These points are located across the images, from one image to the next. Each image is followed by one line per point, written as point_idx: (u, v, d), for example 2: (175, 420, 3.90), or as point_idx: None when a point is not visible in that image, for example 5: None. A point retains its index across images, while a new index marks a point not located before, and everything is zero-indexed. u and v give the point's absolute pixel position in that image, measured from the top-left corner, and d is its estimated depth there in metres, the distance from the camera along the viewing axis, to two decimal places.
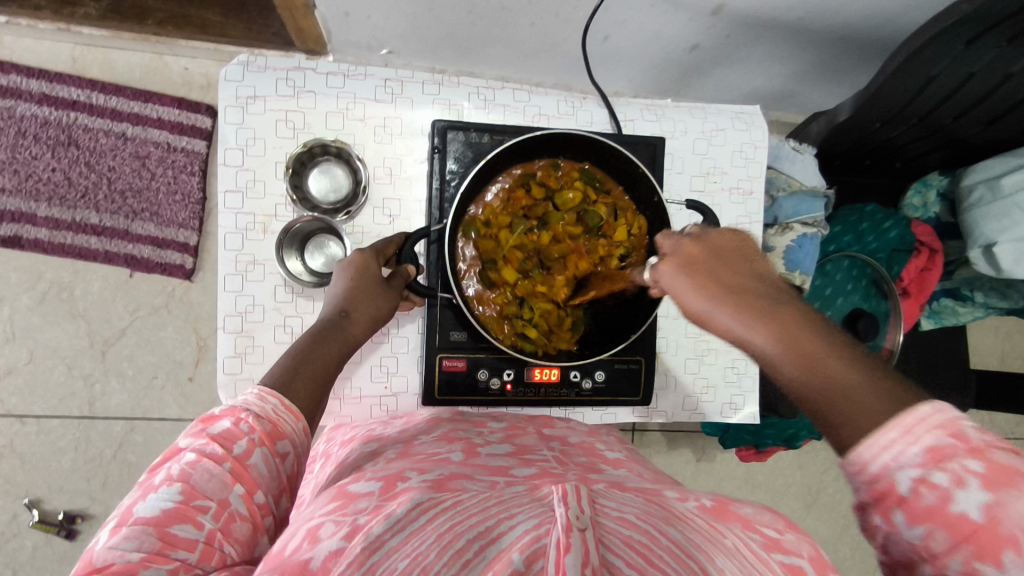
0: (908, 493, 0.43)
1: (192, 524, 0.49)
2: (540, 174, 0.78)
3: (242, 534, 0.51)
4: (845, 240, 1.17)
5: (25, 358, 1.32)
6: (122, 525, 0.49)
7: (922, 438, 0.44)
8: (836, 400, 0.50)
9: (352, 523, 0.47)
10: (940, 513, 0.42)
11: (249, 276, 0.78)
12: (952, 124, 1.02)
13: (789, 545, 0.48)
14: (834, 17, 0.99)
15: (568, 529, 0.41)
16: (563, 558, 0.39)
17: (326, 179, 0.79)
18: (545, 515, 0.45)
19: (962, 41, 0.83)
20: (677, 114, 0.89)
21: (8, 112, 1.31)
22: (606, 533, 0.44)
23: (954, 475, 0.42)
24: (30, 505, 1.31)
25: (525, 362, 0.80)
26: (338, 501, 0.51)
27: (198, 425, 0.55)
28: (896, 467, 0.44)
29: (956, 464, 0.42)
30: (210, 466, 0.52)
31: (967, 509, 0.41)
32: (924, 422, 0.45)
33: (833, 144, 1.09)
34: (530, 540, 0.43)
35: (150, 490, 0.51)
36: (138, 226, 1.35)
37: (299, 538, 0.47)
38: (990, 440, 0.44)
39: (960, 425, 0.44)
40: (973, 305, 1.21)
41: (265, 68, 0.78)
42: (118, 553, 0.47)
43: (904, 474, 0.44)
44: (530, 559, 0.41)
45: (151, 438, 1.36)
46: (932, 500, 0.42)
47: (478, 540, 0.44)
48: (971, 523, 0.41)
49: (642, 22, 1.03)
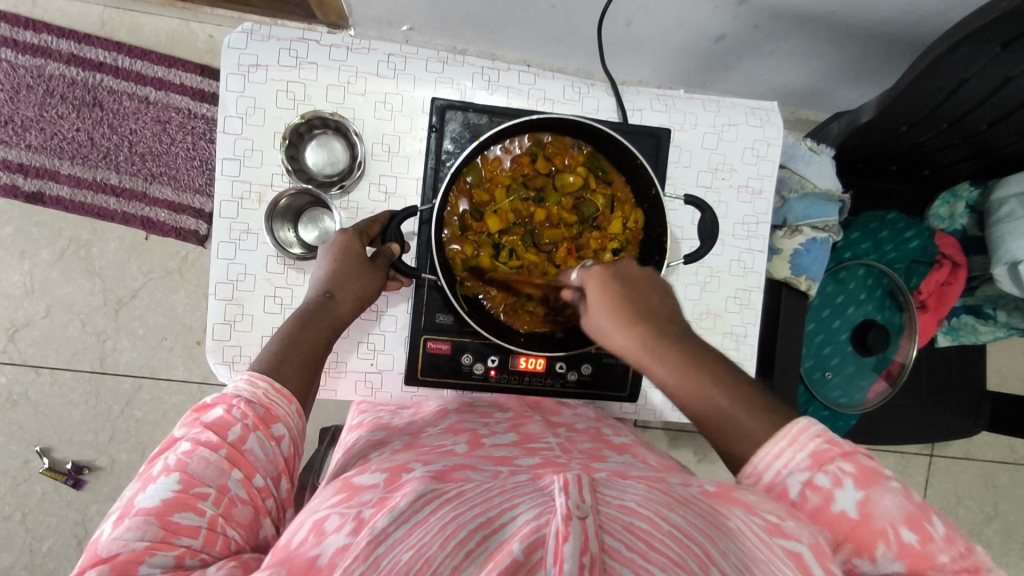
0: (798, 498, 0.52)
1: (193, 512, 0.50)
2: (548, 146, 0.75)
3: (244, 518, 0.52)
4: (864, 247, 1.13)
5: (43, 312, 1.36)
6: (125, 516, 0.49)
7: (807, 445, 0.53)
8: (718, 421, 0.58)
9: (358, 516, 0.45)
10: (825, 512, 0.51)
11: (241, 245, 0.78)
12: (986, 130, 0.96)
13: (790, 530, 0.47)
14: (867, 13, 0.94)
15: (567, 518, 0.40)
16: (562, 547, 0.38)
17: (324, 152, 0.79)
18: (546, 505, 0.44)
19: (998, 43, 0.78)
20: (688, 106, 0.86)
21: (39, 71, 1.34)
22: (606, 520, 0.42)
23: (833, 477, 0.51)
24: (42, 452, 1.36)
25: (510, 349, 0.79)
26: (344, 492, 0.50)
27: (191, 415, 0.56)
28: (787, 473, 0.53)
29: (835, 468, 0.52)
30: (206, 454, 0.52)
31: (846, 508, 0.51)
32: (806, 432, 0.54)
33: (854, 145, 1.05)
34: (531, 530, 0.41)
35: (149, 481, 0.52)
36: (156, 189, 1.37)
37: (306, 529, 0.46)
38: (857, 446, 0.54)
39: (831, 433, 0.54)
40: (995, 325, 1.16)
41: (269, 37, 0.77)
42: (121, 543, 0.48)
43: (795, 479, 0.52)
44: (530, 549, 0.40)
45: (157, 397, 1.39)
46: (817, 501, 0.51)
47: (481, 531, 0.43)
48: (849, 522, 0.50)
49: (665, 9, 1.00)
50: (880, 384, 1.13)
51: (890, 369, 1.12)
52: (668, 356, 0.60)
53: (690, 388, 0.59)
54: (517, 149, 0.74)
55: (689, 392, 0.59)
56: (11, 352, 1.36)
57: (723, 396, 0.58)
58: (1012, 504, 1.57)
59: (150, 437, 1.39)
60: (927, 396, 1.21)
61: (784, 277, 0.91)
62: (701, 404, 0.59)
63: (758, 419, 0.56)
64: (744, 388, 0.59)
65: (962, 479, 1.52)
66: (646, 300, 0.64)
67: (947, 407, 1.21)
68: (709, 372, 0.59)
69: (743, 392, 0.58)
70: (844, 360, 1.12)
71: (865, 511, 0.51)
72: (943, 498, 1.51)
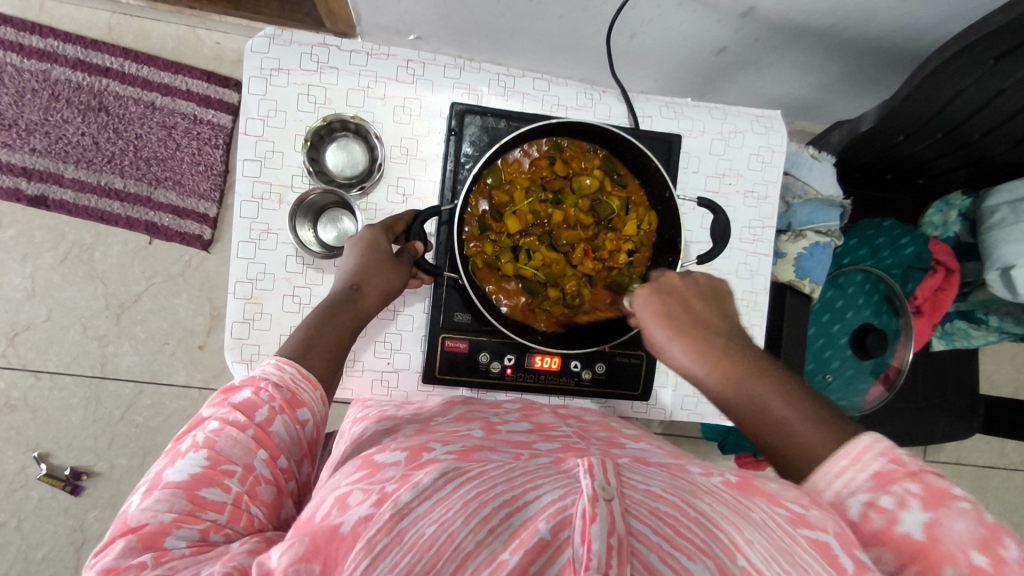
0: (859, 518, 0.49)
1: (220, 487, 0.50)
2: (565, 149, 0.77)
3: (267, 497, 0.53)
4: (861, 253, 1.17)
5: (44, 316, 1.35)
6: (153, 488, 0.50)
7: (870, 465, 0.51)
8: (783, 443, 0.57)
9: (382, 490, 0.45)
10: (888, 534, 0.48)
11: (261, 244, 0.79)
12: (979, 140, 1.00)
13: (814, 519, 0.47)
14: (865, 26, 0.98)
15: (594, 499, 0.41)
16: (589, 527, 0.39)
17: (344, 154, 0.81)
18: (570, 486, 0.44)
19: (992, 55, 0.82)
20: (696, 113, 0.88)
21: (44, 75, 1.34)
22: (632, 503, 0.43)
23: (898, 497, 0.49)
24: (39, 458, 1.35)
25: (526, 348, 0.81)
26: (364, 470, 0.49)
27: (219, 396, 0.57)
28: (847, 493, 0.50)
29: (901, 487, 0.49)
30: (234, 433, 0.53)
31: (911, 529, 0.47)
32: (868, 451, 0.52)
33: (854, 154, 1.08)
34: (556, 510, 0.42)
35: (177, 456, 0.52)
36: (161, 193, 1.38)
37: (328, 504, 0.46)
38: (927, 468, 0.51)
39: (897, 452, 0.52)
40: (987, 329, 1.19)
41: (291, 42, 0.79)
42: (150, 514, 0.48)
43: (855, 499, 0.50)
44: (556, 528, 0.41)
45: (159, 402, 1.38)
46: (880, 522, 0.48)
47: (504, 508, 0.43)
48: (914, 544, 0.47)
49: (671, 21, 1.02)
50: (877, 387, 1.15)
51: (888, 372, 1.15)
52: (726, 378, 0.61)
53: (740, 392, 0.60)
54: (535, 152, 0.76)
55: (738, 397, 0.60)
56: (10, 356, 1.35)
57: (777, 401, 0.59)
58: (1003, 507, 1.60)
59: (150, 442, 1.38)
60: (924, 399, 1.24)
61: (789, 280, 0.93)
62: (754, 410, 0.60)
63: (812, 426, 0.56)
64: (801, 395, 0.59)
65: (956, 484, 1.55)
66: (703, 323, 0.66)
67: (943, 410, 1.24)
68: (774, 394, 0.59)
69: (798, 399, 0.59)
70: (844, 363, 1.14)
71: (932, 533, 0.47)
72: None
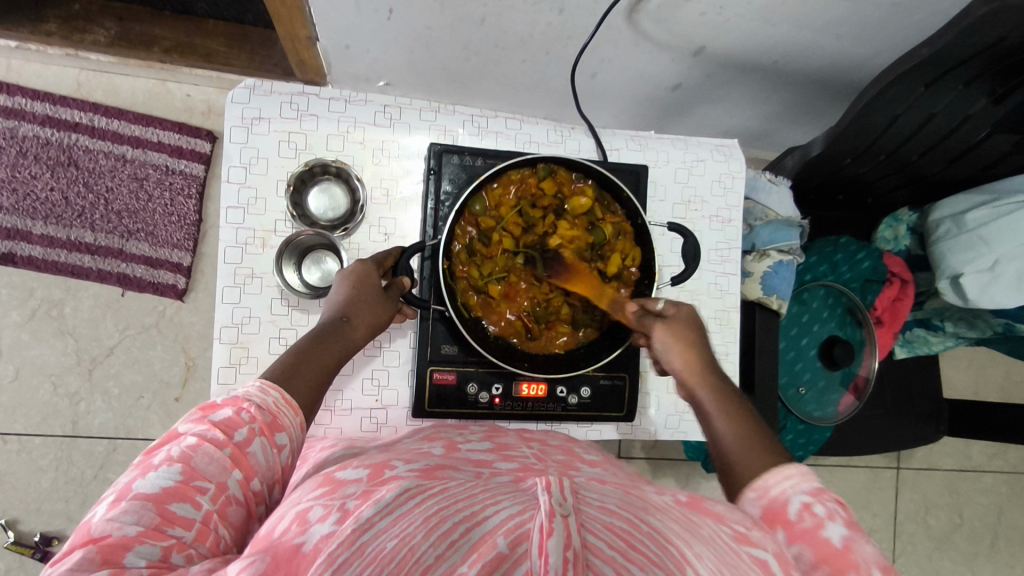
0: (794, 516, 0.54)
1: (191, 503, 0.50)
2: (558, 175, 0.80)
3: (236, 519, 0.53)
4: (822, 269, 1.23)
5: (11, 376, 1.32)
6: (121, 499, 0.50)
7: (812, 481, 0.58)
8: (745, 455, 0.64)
9: (343, 507, 0.44)
10: (812, 533, 0.52)
11: (246, 288, 0.81)
12: (917, 160, 1.08)
13: (756, 539, 0.48)
14: (808, 60, 1.06)
15: (551, 514, 0.40)
16: (546, 542, 0.38)
17: (326, 198, 0.83)
18: (529, 502, 0.44)
19: (923, 83, 0.89)
20: (659, 145, 0.94)
21: (11, 132, 1.33)
22: (588, 518, 0.42)
23: (828, 511, 0.54)
24: (6, 526, 1.29)
25: (513, 376, 0.83)
26: (326, 486, 0.48)
27: (197, 413, 0.57)
28: (791, 492, 0.57)
29: (832, 505, 0.55)
30: (211, 450, 0.53)
31: (832, 535, 0.52)
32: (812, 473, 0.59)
33: (806, 178, 1.15)
34: (514, 525, 0.41)
35: (149, 469, 0.52)
36: (133, 245, 1.36)
37: (288, 520, 0.45)
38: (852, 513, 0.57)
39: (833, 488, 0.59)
40: (944, 334, 1.26)
41: (271, 92, 0.82)
42: (115, 525, 0.48)
43: (797, 497, 0.56)
44: (514, 542, 0.40)
45: (133, 458, 1.34)
46: (809, 522, 0.53)
47: (464, 523, 0.42)
48: (831, 548, 0.51)
49: (629, 61, 1.08)
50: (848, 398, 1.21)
51: (857, 382, 1.21)
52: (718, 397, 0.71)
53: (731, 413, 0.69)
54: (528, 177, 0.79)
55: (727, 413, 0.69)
56: None
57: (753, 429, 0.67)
58: (964, 507, 1.68)
59: None
60: (891, 406, 1.31)
61: (757, 297, 0.98)
62: (726, 428, 0.68)
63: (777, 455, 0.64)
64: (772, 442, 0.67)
65: (922, 489, 1.64)
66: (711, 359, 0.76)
67: (913, 414, 1.32)
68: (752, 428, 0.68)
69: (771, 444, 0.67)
70: (815, 375, 1.20)
71: (847, 544, 0.51)
72: (908, 507, 1.63)
